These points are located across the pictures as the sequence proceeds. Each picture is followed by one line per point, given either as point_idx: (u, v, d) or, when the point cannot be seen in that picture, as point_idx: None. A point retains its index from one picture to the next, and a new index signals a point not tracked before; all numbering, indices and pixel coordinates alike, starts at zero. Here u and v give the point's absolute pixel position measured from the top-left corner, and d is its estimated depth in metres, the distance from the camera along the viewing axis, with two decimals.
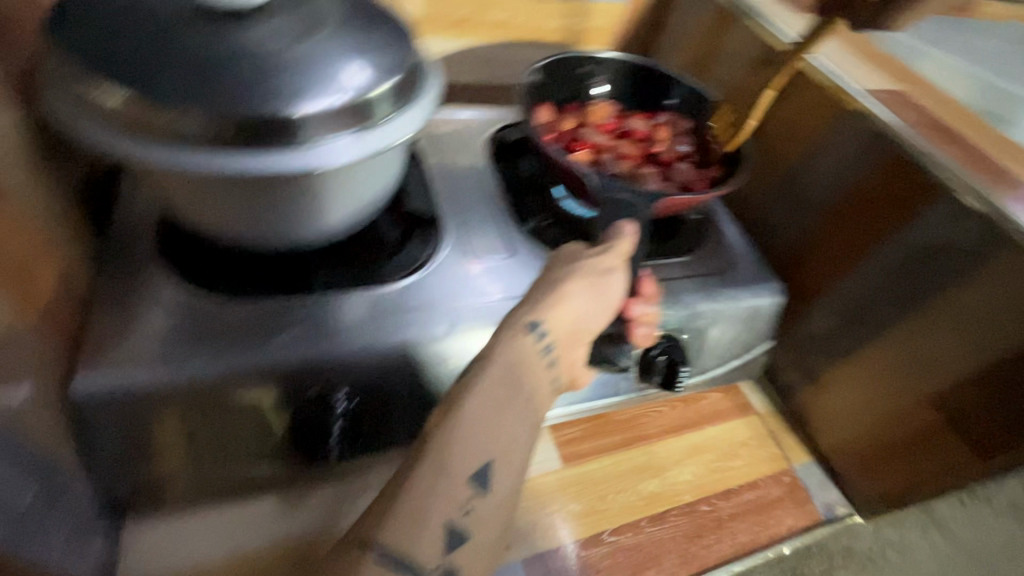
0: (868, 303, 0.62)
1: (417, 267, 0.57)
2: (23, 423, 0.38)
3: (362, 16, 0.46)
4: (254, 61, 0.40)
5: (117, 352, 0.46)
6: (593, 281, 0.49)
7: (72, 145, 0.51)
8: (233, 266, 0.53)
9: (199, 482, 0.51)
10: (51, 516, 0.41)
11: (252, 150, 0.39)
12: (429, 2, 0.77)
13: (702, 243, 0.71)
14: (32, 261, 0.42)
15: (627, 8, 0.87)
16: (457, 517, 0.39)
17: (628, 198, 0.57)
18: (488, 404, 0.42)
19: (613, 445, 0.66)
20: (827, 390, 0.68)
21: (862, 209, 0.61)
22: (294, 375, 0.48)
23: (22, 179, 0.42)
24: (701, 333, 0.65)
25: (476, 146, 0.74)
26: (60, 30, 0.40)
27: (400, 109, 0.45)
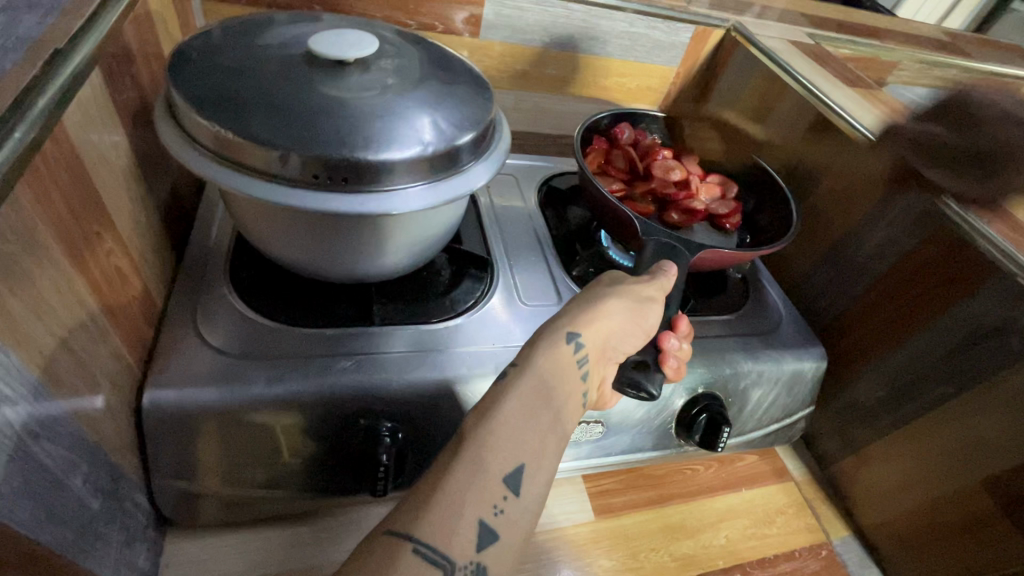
0: (916, 378, 0.61)
1: (469, 308, 0.59)
2: (96, 430, 0.40)
3: (444, 75, 0.50)
4: (344, 110, 0.43)
5: (183, 368, 0.48)
6: (634, 305, 0.50)
7: (163, 170, 0.55)
8: (297, 295, 0.56)
9: (243, 505, 0.52)
10: (109, 526, 0.42)
11: (339, 191, 0.42)
12: (492, 57, 0.82)
13: (746, 302, 0.71)
14: (122, 275, 0.45)
15: (678, 71, 0.91)
16: (488, 516, 0.37)
17: (671, 243, 0.59)
18: (522, 412, 0.41)
19: (646, 501, 0.65)
20: (870, 463, 0.67)
21: (913, 282, 0.61)
22: (350, 404, 0.49)
23: (119, 199, 0.45)
24: (744, 394, 0.64)
25: (527, 193, 0.77)
26: (176, 71, 0.44)
27: (472, 163, 0.47)
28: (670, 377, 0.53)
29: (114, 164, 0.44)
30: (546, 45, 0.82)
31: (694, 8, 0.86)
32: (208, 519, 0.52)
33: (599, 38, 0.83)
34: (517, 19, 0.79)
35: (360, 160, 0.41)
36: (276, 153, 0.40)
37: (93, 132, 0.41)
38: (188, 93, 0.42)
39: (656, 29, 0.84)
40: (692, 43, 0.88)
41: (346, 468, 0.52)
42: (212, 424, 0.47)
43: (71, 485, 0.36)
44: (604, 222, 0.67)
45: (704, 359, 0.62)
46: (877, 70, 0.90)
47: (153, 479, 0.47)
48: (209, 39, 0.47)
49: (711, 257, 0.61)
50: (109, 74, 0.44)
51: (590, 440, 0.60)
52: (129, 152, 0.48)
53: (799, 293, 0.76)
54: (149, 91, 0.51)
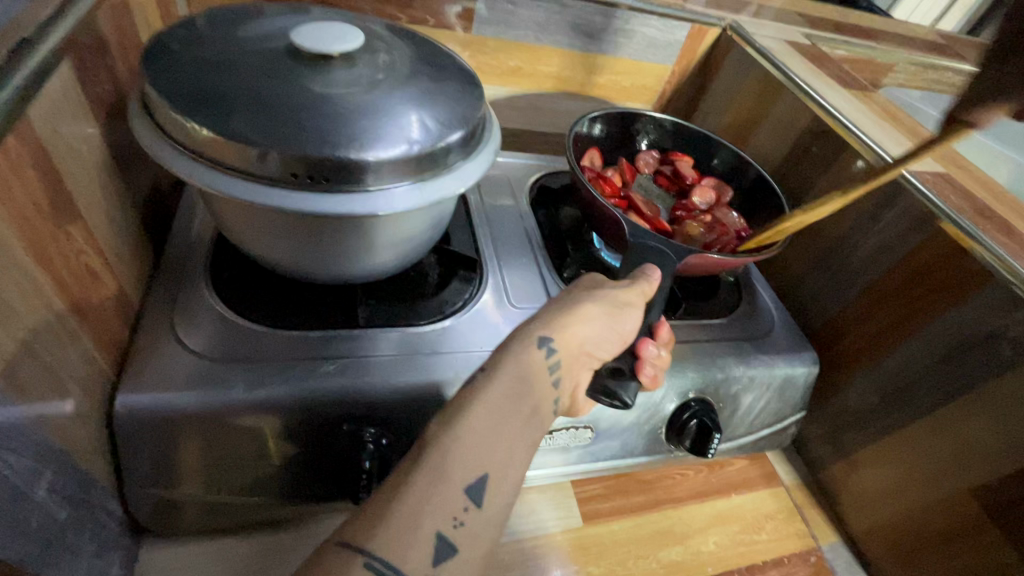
0: (907, 384, 0.61)
1: (457, 309, 0.58)
2: (65, 436, 0.38)
3: (434, 71, 0.49)
4: (327, 106, 0.41)
5: (159, 371, 0.46)
6: (612, 310, 0.49)
7: (141, 165, 0.54)
8: (280, 295, 0.54)
9: (221, 512, 0.50)
10: (79, 536, 0.40)
11: (321, 191, 0.40)
12: (485, 52, 0.81)
13: (738, 306, 0.70)
14: (94, 275, 0.43)
15: (673, 69, 0.89)
16: (447, 529, 0.36)
17: (656, 247, 0.58)
18: (488, 419, 0.40)
19: (635, 506, 0.64)
20: (859, 469, 0.67)
21: (906, 288, 0.61)
22: (332, 409, 0.48)
23: (92, 195, 0.43)
24: (735, 399, 0.64)
25: (519, 192, 0.76)
26: (152, 63, 0.42)
27: (461, 162, 0.46)
28: (645, 386, 0.51)
29: (86, 158, 0.43)
30: (540, 41, 0.81)
31: (690, 6, 0.85)
32: (185, 525, 0.50)
33: (594, 34, 0.82)
34: (510, 14, 0.77)
35: (342, 160, 0.40)
36: (256, 150, 0.39)
37: (63, 126, 0.39)
38: (164, 86, 0.41)
39: (651, 27, 0.83)
40: (687, 42, 0.87)
41: (329, 473, 0.51)
42: (188, 430, 0.45)
43: (36, 496, 0.35)
44: (595, 223, 0.66)
45: (696, 364, 0.61)
46: (872, 71, 0.89)
47: (126, 485, 0.46)
48: (187, 30, 0.46)
49: (698, 261, 0.60)
50: (81, 65, 0.42)
51: (578, 445, 0.59)
52: (104, 147, 0.46)
53: (791, 297, 0.76)
54: (125, 83, 0.50)
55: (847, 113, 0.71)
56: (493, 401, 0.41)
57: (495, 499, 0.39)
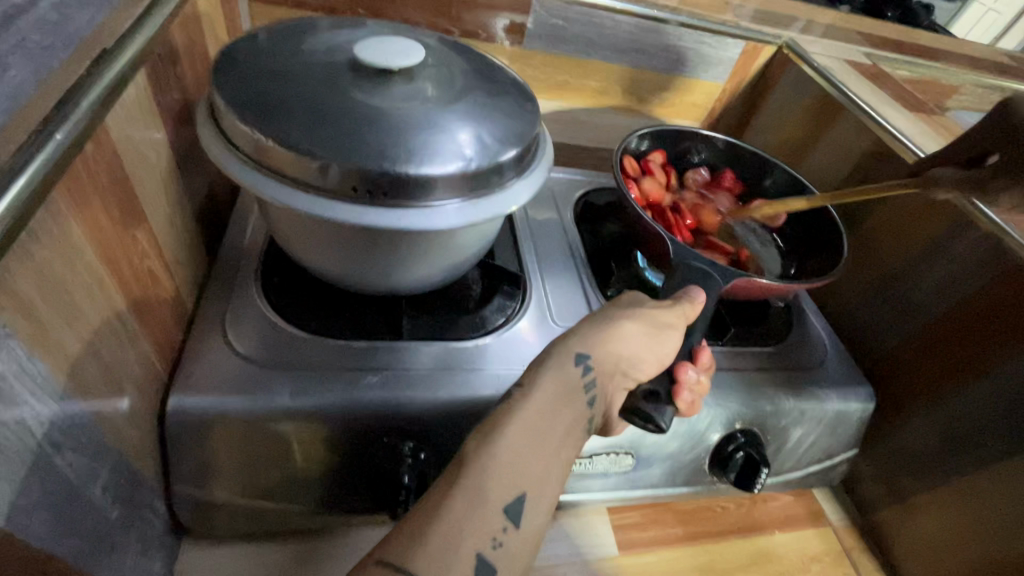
0: (975, 428, 0.57)
1: (499, 326, 0.57)
2: (120, 434, 0.39)
3: (491, 87, 0.48)
4: (386, 121, 0.41)
5: (208, 374, 0.47)
6: (650, 330, 0.46)
7: (201, 171, 0.55)
8: (327, 303, 0.55)
9: (258, 517, 0.50)
10: (126, 534, 0.41)
11: (376, 205, 0.41)
12: (535, 67, 0.80)
13: (788, 334, 0.67)
14: (154, 277, 0.44)
15: (725, 87, 0.87)
16: (486, 549, 0.34)
17: (702, 268, 0.55)
18: (525, 436, 0.39)
19: (673, 537, 0.62)
20: (916, 514, 0.63)
21: (976, 325, 0.57)
22: (373, 421, 0.48)
23: (157, 199, 0.45)
24: (784, 432, 0.61)
25: (563, 207, 0.75)
26: (220, 73, 0.43)
27: (513, 180, 0.46)
28: (683, 413, 0.47)
29: (154, 164, 0.44)
30: (590, 57, 0.80)
31: (745, 23, 0.83)
32: (224, 529, 0.50)
33: (645, 50, 0.81)
34: (561, 29, 0.77)
35: (400, 175, 0.40)
36: (316, 163, 0.39)
37: (135, 132, 0.40)
38: (231, 96, 0.42)
39: (704, 43, 0.81)
40: (740, 59, 0.84)
41: (367, 485, 0.50)
42: (234, 433, 0.46)
43: (92, 495, 0.36)
44: (638, 240, 0.64)
45: (744, 394, 0.58)
46: (936, 93, 0.85)
47: (172, 486, 0.46)
48: (254, 42, 0.47)
49: (747, 285, 0.57)
50: (154, 74, 0.43)
51: (618, 471, 0.57)
52: (169, 152, 0.47)
53: (847, 327, 0.72)
54: (190, 91, 0.51)
55: (913, 137, 0.68)
56: (529, 420, 0.40)
57: (531, 521, 0.37)
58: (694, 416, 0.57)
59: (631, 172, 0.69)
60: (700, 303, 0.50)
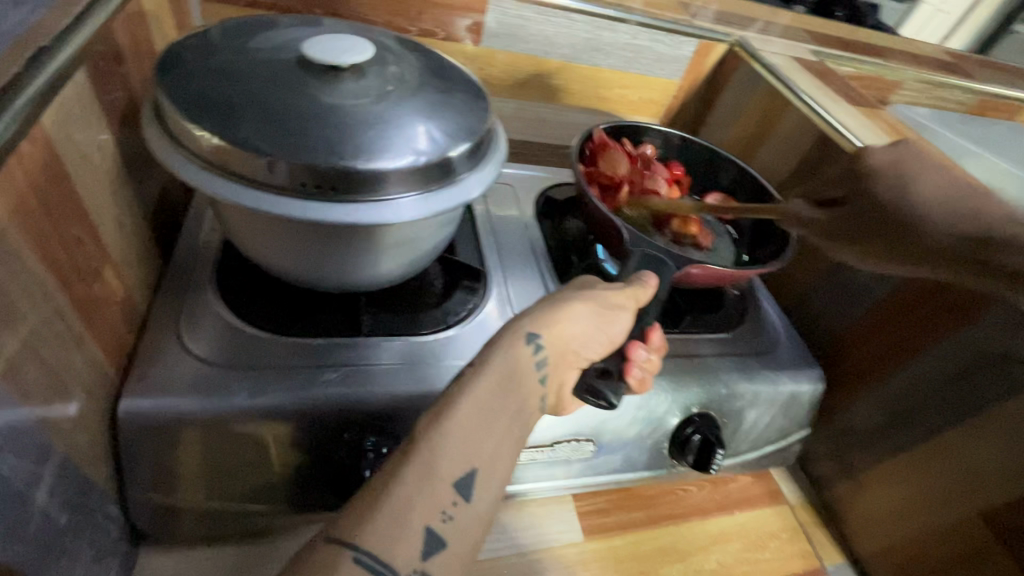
0: (917, 403, 0.60)
1: (461, 319, 0.58)
2: (68, 439, 0.38)
3: (444, 84, 0.49)
4: (337, 117, 0.42)
5: (161, 377, 0.46)
6: (602, 310, 0.47)
7: (151, 171, 0.54)
8: (285, 302, 0.55)
9: (218, 521, 0.50)
10: (78, 541, 0.40)
11: (328, 201, 0.41)
12: (494, 65, 0.81)
13: (743, 319, 0.70)
14: (101, 280, 0.43)
15: (681, 84, 0.90)
16: (436, 523, 0.35)
17: (657, 255, 0.57)
18: (475, 414, 0.40)
19: (637, 521, 0.64)
20: (866, 488, 0.66)
21: (915, 305, 0.60)
22: (333, 417, 0.48)
23: (103, 200, 0.44)
24: (739, 415, 0.63)
25: (524, 202, 0.77)
26: (166, 71, 0.43)
27: (467, 174, 0.46)
28: (634, 389, 0.49)
29: (98, 164, 0.43)
30: (548, 55, 0.82)
31: (698, 22, 0.86)
32: (183, 533, 0.50)
33: (601, 49, 0.83)
34: (519, 28, 0.78)
35: (351, 170, 0.40)
36: (266, 160, 0.39)
37: (76, 132, 0.40)
38: (177, 95, 0.41)
39: (658, 42, 0.84)
40: (694, 58, 0.87)
41: (328, 482, 0.50)
42: (189, 435, 0.45)
43: (38, 501, 0.35)
44: (596, 232, 0.66)
45: (698, 379, 0.60)
46: (878, 89, 0.89)
47: (127, 492, 0.46)
48: (202, 40, 0.46)
49: (700, 271, 0.60)
50: (97, 73, 0.43)
51: (580, 458, 0.58)
52: (116, 152, 0.46)
53: (798, 311, 0.75)
54: (138, 91, 0.50)
55: (854, 130, 0.71)
56: (478, 398, 0.40)
57: (483, 497, 0.38)
58: (652, 402, 0.58)
59: (590, 167, 0.71)
60: (652, 287, 0.51)
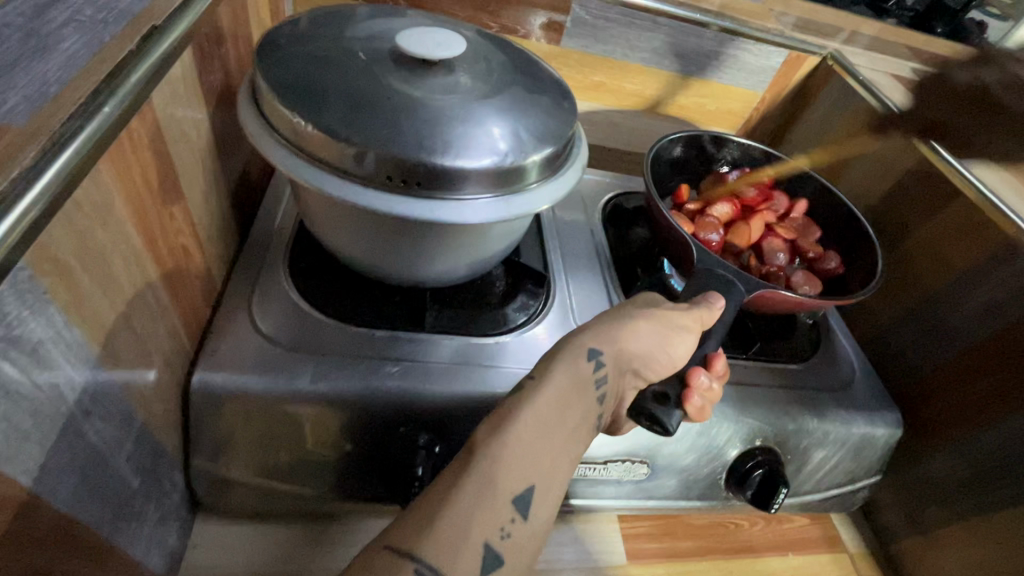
0: (1006, 462, 0.54)
1: (521, 324, 0.56)
2: (146, 405, 0.40)
3: (530, 83, 0.48)
4: (424, 111, 0.41)
5: (230, 354, 0.47)
6: (667, 331, 0.45)
7: (236, 151, 0.55)
8: (350, 291, 0.55)
9: (271, 498, 0.51)
10: (145, 504, 0.42)
11: (409, 195, 0.41)
12: (571, 66, 0.79)
13: (816, 351, 0.65)
14: (186, 254, 0.45)
15: (765, 96, 0.85)
16: (494, 539, 0.34)
17: (727, 276, 0.54)
18: (534, 429, 0.38)
19: (683, 551, 0.61)
20: (939, 546, 0.61)
21: (1015, 354, 0.54)
22: (391, 411, 0.48)
23: (195, 177, 0.45)
24: (806, 453, 0.59)
25: (590, 208, 0.75)
26: (265, 55, 0.44)
27: (546, 179, 0.45)
28: (692, 418, 0.45)
29: (194, 142, 0.45)
30: (627, 58, 0.79)
31: (790, 32, 0.81)
32: (238, 506, 0.51)
33: (684, 54, 0.79)
34: (601, 29, 0.76)
35: (435, 166, 0.40)
36: (353, 150, 0.39)
37: (178, 111, 0.41)
38: (273, 79, 0.42)
39: (745, 50, 0.79)
40: (783, 69, 0.83)
41: (381, 473, 0.50)
42: (254, 412, 0.46)
43: (116, 464, 0.37)
44: (665, 244, 0.63)
45: (766, 411, 0.57)
46: None
47: (192, 460, 0.47)
48: (298, 27, 0.47)
49: (771, 297, 0.56)
50: (200, 54, 0.44)
51: (632, 479, 0.56)
52: (209, 131, 0.48)
53: (877, 348, 0.70)
54: (233, 74, 0.52)
55: (962, 158, 0.65)
56: (534, 410, 0.39)
57: (539, 513, 0.37)
58: (713, 430, 0.55)
59: (690, 210, 0.70)
60: (720, 309, 0.48)
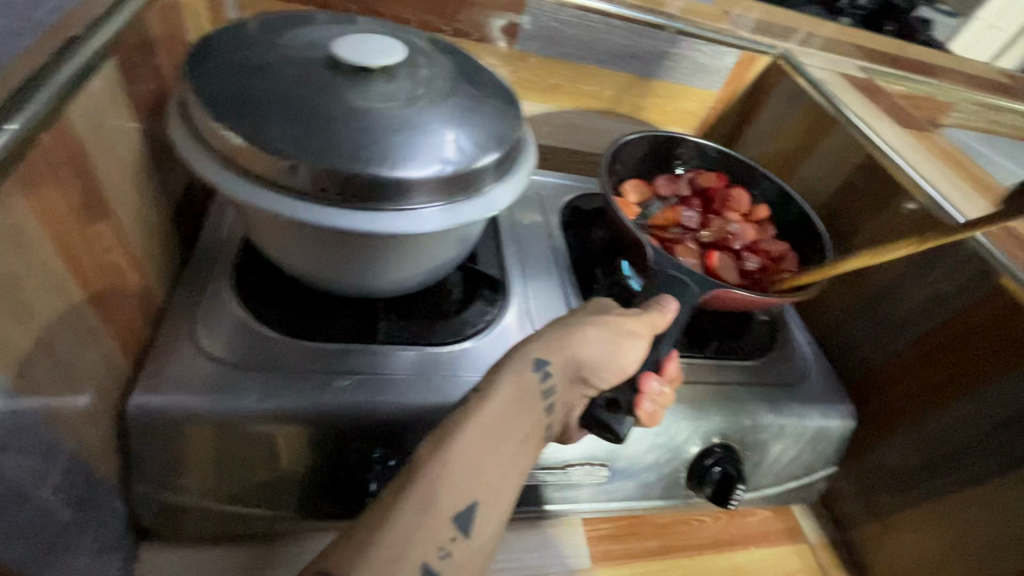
0: (955, 449, 0.56)
1: (478, 331, 0.56)
2: (77, 434, 0.38)
3: (477, 89, 0.48)
4: (364, 121, 0.40)
5: (171, 376, 0.46)
6: (615, 339, 0.44)
7: (177, 163, 0.54)
8: (300, 304, 0.54)
9: (220, 521, 0.49)
10: (79, 537, 0.40)
11: (348, 207, 0.40)
12: (528, 69, 0.79)
13: (771, 348, 0.67)
14: (118, 274, 0.43)
15: (720, 95, 0.86)
16: (433, 560, 0.34)
17: (679, 277, 0.54)
18: (478, 443, 0.38)
19: (647, 551, 0.61)
20: (894, 532, 0.62)
21: (959, 345, 0.56)
22: (344, 427, 0.47)
23: (126, 194, 0.44)
24: (762, 449, 0.60)
25: (549, 211, 0.74)
26: (195, 64, 0.42)
27: (492, 186, 0.45)
28: (644, 424, 0.45)
29: (123, 157, 0.43)
30: (583, 60, 0.79)
31: (742, 32, 0.82)
32: (188, 531, 0.49)
33: (639, 56, 0.80)
34: (555, 32, 0.76)
35: (375, 177, 0.39)
36: (287, 162, 0.38)
37: (102, 126, 0.39)
38: (203, 90, 0.41)
39: (698, 51, 0.80)
40: (736, 68, 0.84)
41: (334, 490, 0.49)
42: (196, 435, 0.44)
43: (40, 497, 0.35)
44: (621, 246, 0.63)
45: (722, 409, 0.58)
46: (928, 110, 0.80)
47: (133, 488, 0.45)
48: (234, 35, 0.46)
49: (724, 297, 0.57)
50: (127, 65, 0.42)
51: (592, 483, 0.56)
52: (142, 145, 0.46)
53: (830, 341, 0.72)
54: (168, 83, 0.50)
55: (905, 156, 0.67)
56: (478, 422, 0.38)
57: (484, 529, 0.37)
58: (671, 429, 0.56)
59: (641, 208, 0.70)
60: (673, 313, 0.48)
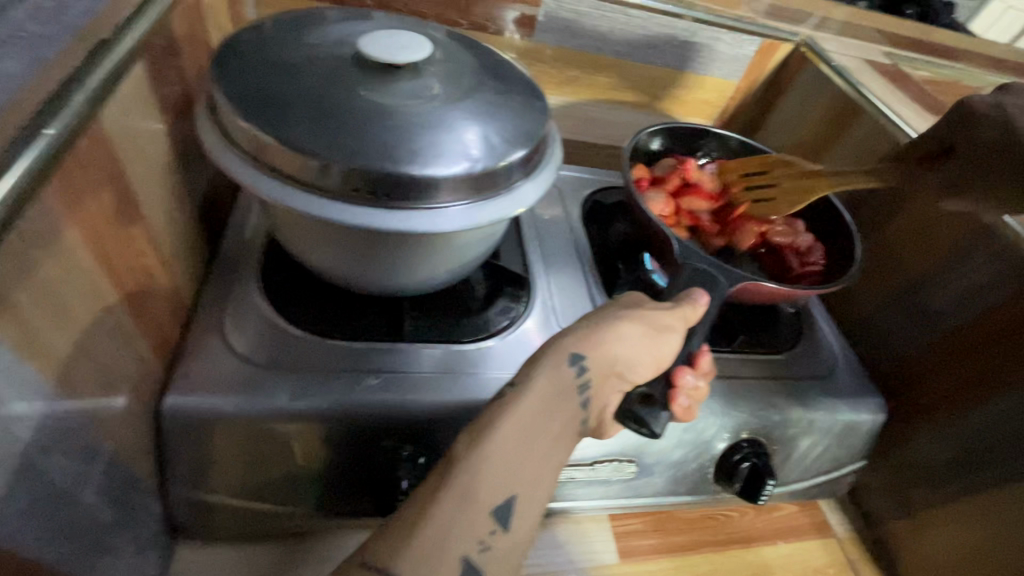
0: (991, 444, 0.55)
1: (503, 328, 0.56)
2: (116, 434, 0.38)
3: (502, 84, 0.47)
4: (391, 119, 0.40)
5: (203, 375, 0.46)
6: (650, 333, 0.44)
7: (201, 163, 0.54)
8: (327, 303, 0.54)
9: (253, 519, 0.49)
10: (120, 536, 0.41)
11: (379, 207, 0.39)
12: (545, 61, 0.78)
13: (798, 340, 0.66)
14: (150, 275, 0.43)
15: (741, 84, 0.85)
16: (472, 554, 0.34)
17: (708, 270, 0.53)
18: (514, 440, 0.37)
19: (674, 546, 0.61)
20: (925, 527, 0.62)
21: (996, 337, 0.55)
22: (375, 426, 0.47)
23: (156, 195, 0.44)
24: (791, 443, 0.59)
25: (570, 205, 0.74)
26: (222, 63, 0.42)
27: (520, 182, 0.44)
28: (678, 419, 0.45)
29: (152, 158, 0.43)
30: (601, 51, 0.78)
31: (763, 19, 0.80)
32: (222, 529, 0.50)
33: (658, 46, 0.79)
34: (573, 23, 0.75)
35: (404, 176, 0.39)
36: (317, 162, 0.38)
37: (132, 128, 0.39)
38: (231, 89, 0.40)
39: (719, 39, 0.79)
40: (758, 56, 0.82)
41: (364, 488, 0.49)
42: (230, 434, 0.45)
43: (82, 499, 0.35)
44: (646, 239, 0.62)
45: (750, 403, 0.57)
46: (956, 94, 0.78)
47: (169, 487, 0.46)
48: (258, 33, 0.45)
49: (754, 289, 0.56)
50: (154, 66, 0.42)
51: (620, 479, 0.56)
52: (169, 146, 0.46)
53: (859, 333, 0.71)
54: (192, 83, 0.50)
55: None
56: (513, 419, 0.38)
57: (521, 525, 0.36)
58: (700, 424, 0.55)
59: (671, 184, 0.68)
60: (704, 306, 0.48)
